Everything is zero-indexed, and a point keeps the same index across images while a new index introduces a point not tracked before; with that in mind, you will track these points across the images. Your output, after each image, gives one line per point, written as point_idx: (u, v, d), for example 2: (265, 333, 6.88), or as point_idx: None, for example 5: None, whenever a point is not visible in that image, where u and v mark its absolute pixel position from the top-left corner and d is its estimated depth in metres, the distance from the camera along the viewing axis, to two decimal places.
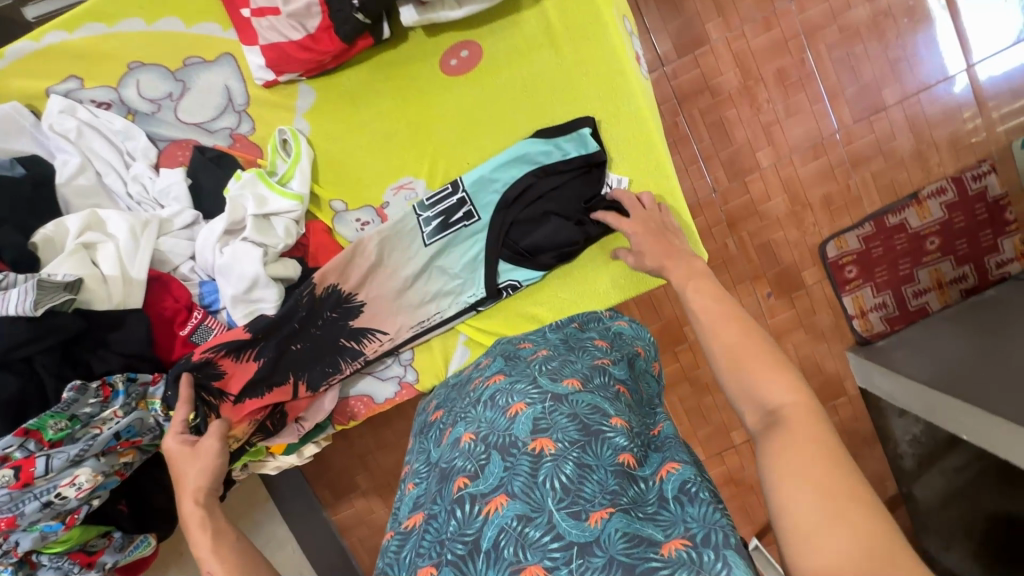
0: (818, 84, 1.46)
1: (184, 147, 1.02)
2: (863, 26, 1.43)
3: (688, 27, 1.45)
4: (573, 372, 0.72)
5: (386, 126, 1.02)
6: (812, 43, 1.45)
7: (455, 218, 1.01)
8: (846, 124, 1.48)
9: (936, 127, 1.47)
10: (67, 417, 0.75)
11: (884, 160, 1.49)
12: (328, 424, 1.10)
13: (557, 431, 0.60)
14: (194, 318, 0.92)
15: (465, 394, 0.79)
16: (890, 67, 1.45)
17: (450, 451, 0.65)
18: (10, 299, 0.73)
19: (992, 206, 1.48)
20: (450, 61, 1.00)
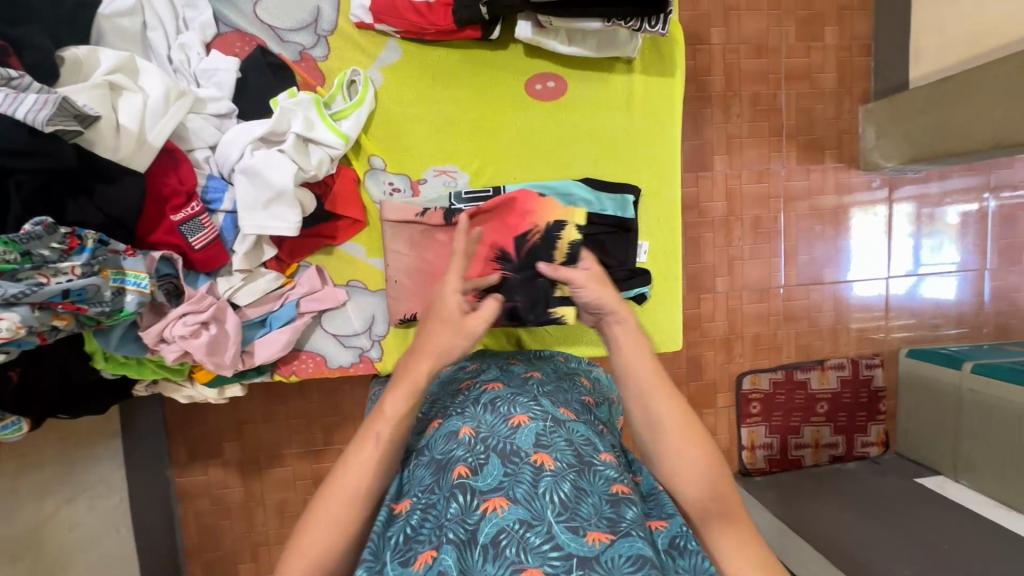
0: (779, 242, 1.70)
1: (246, 41, 0.97)
2: (826, 212, 1.71)
3: (700, 150, 1.64)
4: (568, 401, 0.74)
5: (454, 112, 1.04)
6: (787, 208, 1.69)
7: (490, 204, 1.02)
8: (790, 283, 1.71)
9: (852, 314, 1.75)
10: (20, 252, 0.64)
11: (808, 324, 1.73)
12: (267, 369, 1.02)
13: (556, 450, 0.60)
14: (191, 208, 0.83)
15: (452, 388, 0.77)
16: (835, 253, 1.72)
17: (443, 444, 0.64)
18: (20, 102, 0.63)
19: (873, 393, 1.75)
20: (536, 84, 1.05)
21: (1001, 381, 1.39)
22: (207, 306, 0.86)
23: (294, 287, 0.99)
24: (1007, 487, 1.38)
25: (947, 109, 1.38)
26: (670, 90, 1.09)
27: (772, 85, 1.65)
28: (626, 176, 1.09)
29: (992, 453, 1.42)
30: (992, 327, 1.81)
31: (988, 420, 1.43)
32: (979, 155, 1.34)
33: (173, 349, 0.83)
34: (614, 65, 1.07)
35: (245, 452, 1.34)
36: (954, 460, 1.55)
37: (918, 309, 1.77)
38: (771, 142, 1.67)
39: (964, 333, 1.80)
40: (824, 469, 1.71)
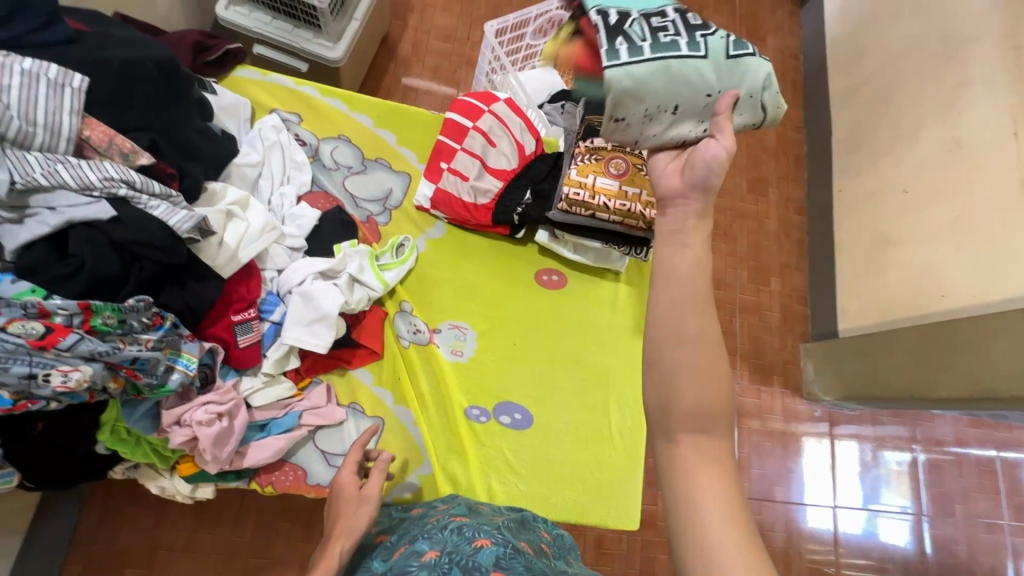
0: (733, 452, 1.86)
1: (329, 200, 1.25)
2: (776, 431, 1.91)
3: None
4: (527, 540, 0.83)
5: (476, 283, 1.28)
6: (741, 421, 1.90)
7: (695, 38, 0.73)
8: (743, 494, 1.83)
9: (802, 538, 1.83)
10: (118, 318, 0.77)
11: (761, 541, 1.80)
12: (248, 475, 1.05)
13: (513, 570, 0.66)
14: (249, 312, 0.99)
15: (419, 523, 0.85)
16: (785, 472, 1.87)
17: (407, 561, 0.71)
18: (175, 214, 0.82)
19: None
20: (543, 275, 1.32)
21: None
22: (228, 399, 0.96)
23: (301, 399, 1.09)
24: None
25: (873, 359, 1.70)
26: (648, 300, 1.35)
27: (728, 312, 2.00)
28: (605, 360, 1.28)
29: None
30: None
31: None
32: (898, 402, 1.61)
33: (182, 431, 0.90)
34: (606, 274, 1.35)
35: None
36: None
37: (869, 548, 1.85)
38: (728, 359, 1.95)
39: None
40: None
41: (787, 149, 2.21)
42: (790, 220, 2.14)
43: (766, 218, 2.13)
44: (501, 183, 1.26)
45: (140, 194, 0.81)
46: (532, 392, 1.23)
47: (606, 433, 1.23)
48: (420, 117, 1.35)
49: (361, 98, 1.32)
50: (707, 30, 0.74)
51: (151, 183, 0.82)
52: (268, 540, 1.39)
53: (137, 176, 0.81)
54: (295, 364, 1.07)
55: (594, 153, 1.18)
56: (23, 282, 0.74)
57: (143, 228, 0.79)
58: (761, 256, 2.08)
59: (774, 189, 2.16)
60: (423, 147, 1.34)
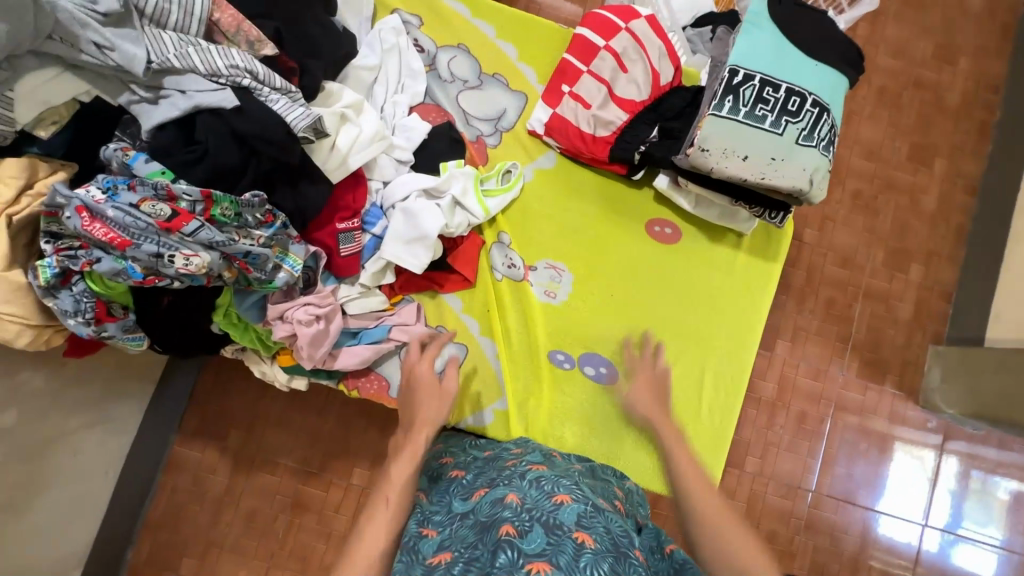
0: (819, 445, 1.70)
1: (440, 113, 1.18)
2: (875, 435, 1.71)
3: (766, 329, 1.73)
4: (603, 492, 0.84)
5: (580, 223, 1.18)
6: (836, 415, 1.71)
7: (786, 111, 0.97)
8: (820, 491, 1.68)
9: (879, 551, 1.66)
10: (235, 211, 0.79)
11: (829, 542, 1.67)
12: (337, 376, 1.10)
13: (594, 532, 0.64)
14: (352, 222, 0.99)
15: (498, 465, 0.84)
16: (875, 479, 1.69)
17: (492, 508, 0.70)
18: (293, 111, 0.80)
19: None
20: (654, 226, 1.19)
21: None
22: (327, 302, 0.98)
23: (392, 313, 1.10)
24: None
25: (1018, 378, 1.44)
26: (768, 272, 1.19)
27: (850, 295, 1.75)
28: (706, 329, 1.17)
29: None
30: None
31: None
32: None
33: (284, 328, 0.95)
34: (724, 234, 1.19)
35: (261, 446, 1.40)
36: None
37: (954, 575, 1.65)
38: (837, 347, 1.73)
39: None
40: None
41: (974, 110, 1.79)
42: (958, 199, 1.77)
43: (924, 193, 1.78)
44: (627, 116, 1.12)
45: (262, 86, 0.80)
46: (623, 349, 1.16)
47: (693, 407, 1.14)
48: (546, 31, 1.21)
49: (486, 3, 1.21)
50: (794, 117, 0.97)
51: (274, 76, 0.81)
52: (345, 433, 1.49)
53: (261, 67, 0.80)
54: (391, 280, 1.07)
55: (760, 87, 0.98)
56: (155, 162, 0.77)
57: (263, 121, 0.78)
58: (909, 237, 1.77)
59: (942, 159, 1.78)
60: (544, 66, 1.22)
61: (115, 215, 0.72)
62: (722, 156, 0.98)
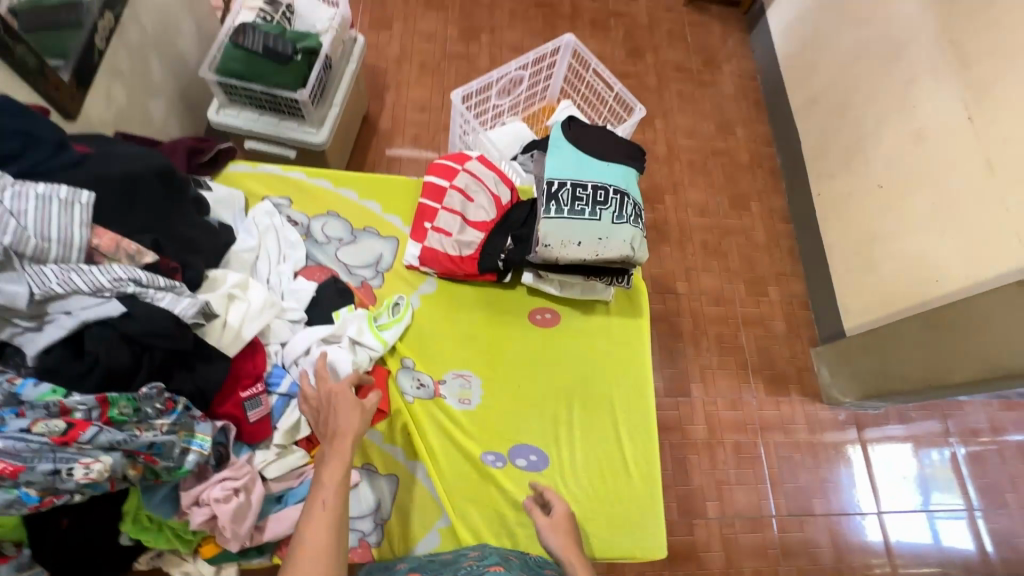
0: (763, 469, 1.83)
1: (324, 271, 1.32)
2: (802, 443, 1.88)
3: (678, 377, 1.91)
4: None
5: (472, 330, 1.32)
6: (764, 436, 1.87)
7: (599, 201, 1.24)
8: (781, 512, 1.78)
9: (853, 552, 1.76)
10: (133, 407, 0.82)
11: (809, 560, 1.73)
12: (268, 550, 1.05)
13: None
14: (255, 387, 1.04)
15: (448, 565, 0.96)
16: (819, 483, 1.83)
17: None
18: (180, 302, 0.89)
19: None
20: (536, 314, 1.36)
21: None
22: (243, 473, 0.98)
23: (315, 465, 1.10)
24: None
25: (882, 355, 1.70)
26: (639, 326, 1.39)
27: (732, 327, 2.02)
28: (608, 390, 1.30)
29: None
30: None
31: None
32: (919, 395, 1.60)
33: (200, 512, 0.93)
34: (596, 306, 1.39)
35: None
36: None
37: (925, 554, 1.77)
38: (740, 375, 1.95)
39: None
40: None
41: (761, 163, 2.30)
42: (776, 230, 2.19)
43: (753, 231, 2.18)
44: (483, 234, 1.34)
45: (146, 289, 0.88)
46: (542, 430, 1.25)
47: (621, 464, 1.24)
48: (401, 185, 1.45)
49: (344, 175, 1.43)
50: (605, 205, 1.24)
51: (156, 277, 0.90)
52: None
53: (143, 273, 0.89)
54: (305, 433, 1.09)
55: (576, 190, 1.25)
56: (45, 382, 0.79)
57: (151, 318, 0.85)
58: (754, 268, 2.12)
59: (753, 203, 2.22)
60: (406, 212, 1.43)
61: (4, 444, 0.73)
62: (562, 246, 1.21)
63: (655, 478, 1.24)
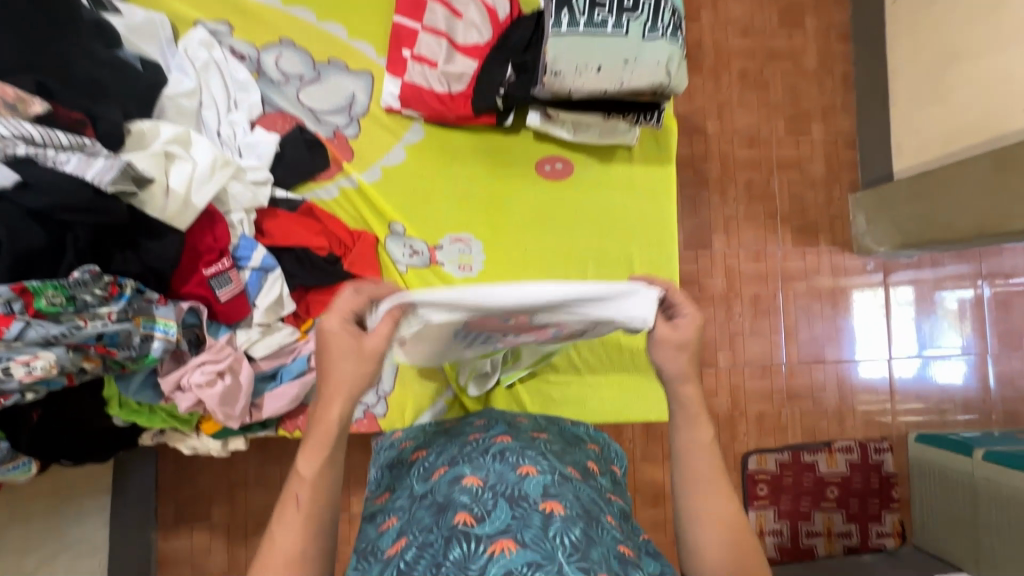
0: (778, 319, 1.75)
1: (287, 120, 1.09)
2: (824, 292, 1.77)
3: (699, 229, 1.74)
4: (571, 463, 0.87)
5: (469, 187, 1.13)
6: (785, 287, 1.76)
7: (627, 8, 0.94)
8: (791, 360, 1.75)
9: (857, 394, 1.76)
10: (66, 296, 0.70)
11: (812, 403, 1.75)
12: (272, 423, 1.03)
13: (563, 500, 0.72)
14: (222, 263, 0.90)
15: (459, 442, 0.90)
16: (835, 332, 1.77)
17: (448, 487, 0.76)
18: (91, 165, 0.71)
19: (883, 479, 1.72)
20: (544, 165, 1.15)
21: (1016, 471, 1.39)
22: (225, 356, 0.89)
23: (306, 341, 1.01)
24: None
25: (932, 201, 1.46)
26: (665, 174, 1.17)
27: (765, 173, 1.78)
28: (627, 251, 1.15)
29: (1012, 547, 1.40)
30: (1002, 414, 1.80)
31: (1009, 515, 1.41)
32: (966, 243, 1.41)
33: (186, 397, 0.86)
34: (616, 151, 1.16)
35: (234, 516, 1.41)
36: (975, 555, 1.53)
37: (927, 393, 1.78)
38: (767, 224, 1.77)
39: (974, 420, 1.79)
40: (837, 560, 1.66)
41: None
42: (833, 50, 1.80)
43: (805, 52, 1.79)
44: (476, 63, 1.06)
45: (45, 150, 0.70)
46: None
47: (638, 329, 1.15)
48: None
49: None
50: (632, 13, 0.94)
51: (54, 134, 0.71)
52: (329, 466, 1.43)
53: (35, 129, 0.70)
54: (292, 307, 1.00)
55: None
56: None
57: (56, 188, 0.68)
58: (800, 99, 1.79)
59: (809, 15, 1.80)
60: (379, 37, 1.13)
61: None
62: (576, 74, 0.95)
63: None
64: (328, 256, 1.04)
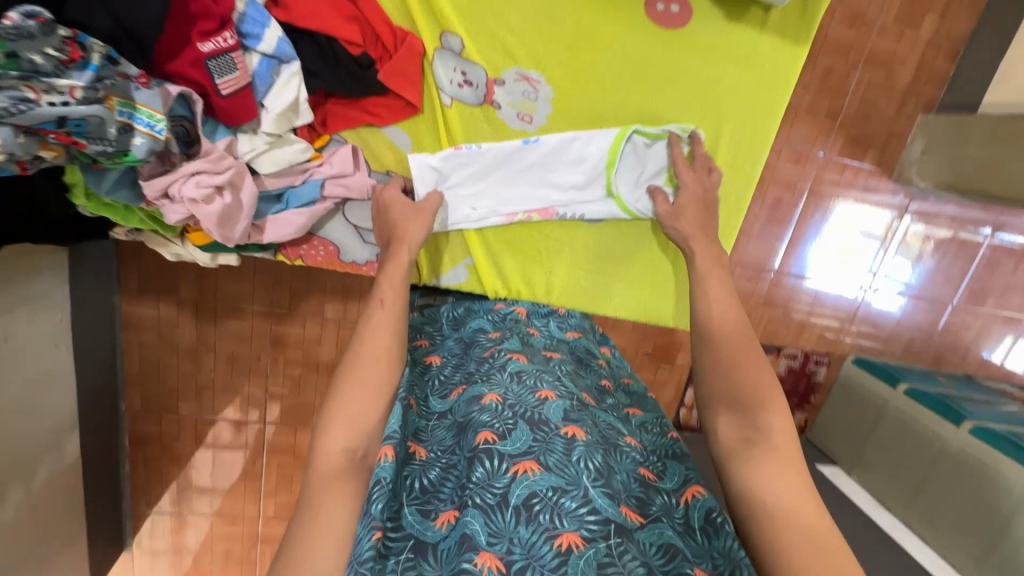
0: (789, 229, 1.44)
1: None
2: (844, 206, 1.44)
3: None
4: (588, 384, 0.84)
5: (554, 10, 0.85)
6: (814, 189, 1.42)
7: None
8: (782, 271, 1.49)
9: (822, 314, 1.54)
10: (4, 51, 0.48)
11: (782, 312, 1.52)
12: (272, 247, 0.90)
13: (584, 425, 0.71)
14: (222, 39, 0.65)
15: (468, 352, 0.87)
16: (807, 212, 1.44)
17: (467, 408, 0.74)
18: None
19: (808, 387, 1.59)
20: (657, 3, 0.87)
21: (929, 410, 1.27)
22: (225, 169, 0.71)
23: (321, 164, 0.84)
24: (890, 491, 1.32)
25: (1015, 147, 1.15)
26: (793, 58, 0.92)
27: (850, 62, 1.33)
28: (710, 144, 0.97)
29: (890, 461, 1.34)
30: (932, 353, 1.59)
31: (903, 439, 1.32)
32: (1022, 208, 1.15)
33: (177, 209, 0.70)
34: (748, 9, 0.89)
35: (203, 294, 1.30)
36: (852, 455, 1.46)
37: (883, 318, 1.56)
38: (827, 119, 1.37)
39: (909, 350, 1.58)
40: None
41: None
42: None
43: None
44: None
45: None
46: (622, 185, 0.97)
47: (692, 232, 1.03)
48: None
49: None
50: None
51: None
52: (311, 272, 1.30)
53: None
54: (307, 120, 0.78)
55: None
56: None
57: None
58: None
59: None
60: None
61: None
62: None
63: (721, 256, 1.05)
64: (361, 58, 0.79)
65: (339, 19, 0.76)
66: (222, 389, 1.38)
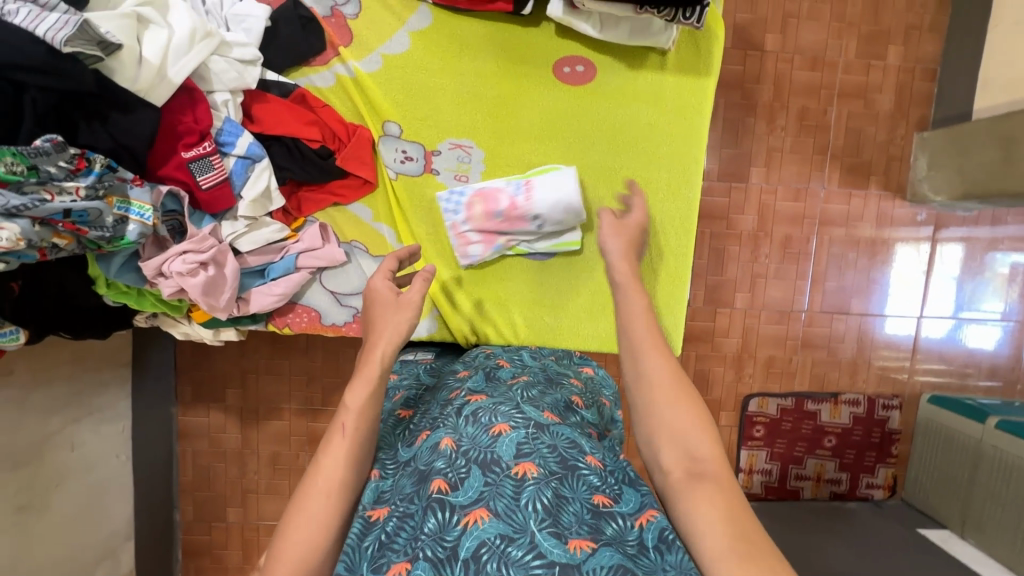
0: (808, 265, 1.45)
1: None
2: (863, 240, 1.45)
3: (738, 160, 1.41)
4: (551, 406, 0.77)
5: (475, 88, 1.02)
6: (821, 231, 1.45)
7: None
8: (813, 309, 1.47)
9: (877, 350, 1.48)
10: (27, 165, 0.67)
11: (826, 354, 1.48)
12: (262, 318, 1.03)
13: (536, 457, 0.65)
14: (203, 146, 0.84)
15: (439, 398, 0.84)
16: (826, 249, 1.45)
17: (426, 455, 0.69)
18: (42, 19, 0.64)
19: (886, 436, 1.49)
20: (564, 68, 1.02)
21: None
22: (208, 247, 0.87)
23: (296, 241, 0.99)
24: (1018, 552, 1.17)
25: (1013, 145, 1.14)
26: (702, 89, 1.03)
27: (823, 101, 1.41)
28: (644, 173, 1.05)
29: (1007, 514, 1.20)
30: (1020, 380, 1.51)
31: (1012, 485, 1.20)
32: None
33: (170, 283, 0.85)
34: (647, 56, 1.02)
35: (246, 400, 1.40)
36: (962, 515, 1.33)
37: (950, 353, 1.49)
38: (814, 158, 1.43)
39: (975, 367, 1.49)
40: (824, 508, 1.46)
41: None
42: None
43: None
44: None
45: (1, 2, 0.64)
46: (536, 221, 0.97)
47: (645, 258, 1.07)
48: None
49: None
50: None
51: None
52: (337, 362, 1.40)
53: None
54: (280, 203, 0.95)
55: None
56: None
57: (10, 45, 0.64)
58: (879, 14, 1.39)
59: None
60: None
61: None
62: None
63: (681, 276, 1.08)
64: (320, 150, 0.98)
65: (300, 124, 0.96)
66: (266, 491, 1.43)
